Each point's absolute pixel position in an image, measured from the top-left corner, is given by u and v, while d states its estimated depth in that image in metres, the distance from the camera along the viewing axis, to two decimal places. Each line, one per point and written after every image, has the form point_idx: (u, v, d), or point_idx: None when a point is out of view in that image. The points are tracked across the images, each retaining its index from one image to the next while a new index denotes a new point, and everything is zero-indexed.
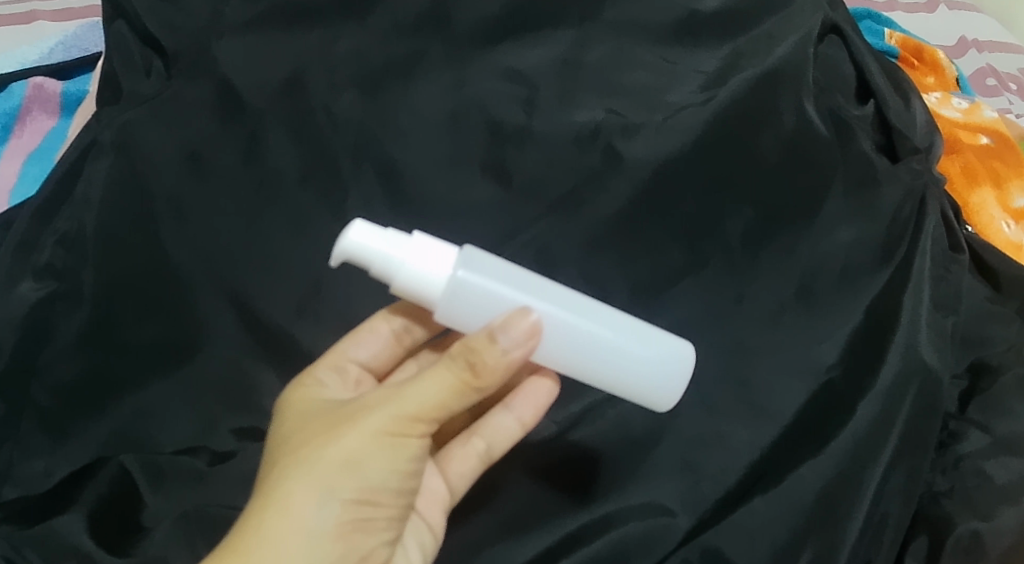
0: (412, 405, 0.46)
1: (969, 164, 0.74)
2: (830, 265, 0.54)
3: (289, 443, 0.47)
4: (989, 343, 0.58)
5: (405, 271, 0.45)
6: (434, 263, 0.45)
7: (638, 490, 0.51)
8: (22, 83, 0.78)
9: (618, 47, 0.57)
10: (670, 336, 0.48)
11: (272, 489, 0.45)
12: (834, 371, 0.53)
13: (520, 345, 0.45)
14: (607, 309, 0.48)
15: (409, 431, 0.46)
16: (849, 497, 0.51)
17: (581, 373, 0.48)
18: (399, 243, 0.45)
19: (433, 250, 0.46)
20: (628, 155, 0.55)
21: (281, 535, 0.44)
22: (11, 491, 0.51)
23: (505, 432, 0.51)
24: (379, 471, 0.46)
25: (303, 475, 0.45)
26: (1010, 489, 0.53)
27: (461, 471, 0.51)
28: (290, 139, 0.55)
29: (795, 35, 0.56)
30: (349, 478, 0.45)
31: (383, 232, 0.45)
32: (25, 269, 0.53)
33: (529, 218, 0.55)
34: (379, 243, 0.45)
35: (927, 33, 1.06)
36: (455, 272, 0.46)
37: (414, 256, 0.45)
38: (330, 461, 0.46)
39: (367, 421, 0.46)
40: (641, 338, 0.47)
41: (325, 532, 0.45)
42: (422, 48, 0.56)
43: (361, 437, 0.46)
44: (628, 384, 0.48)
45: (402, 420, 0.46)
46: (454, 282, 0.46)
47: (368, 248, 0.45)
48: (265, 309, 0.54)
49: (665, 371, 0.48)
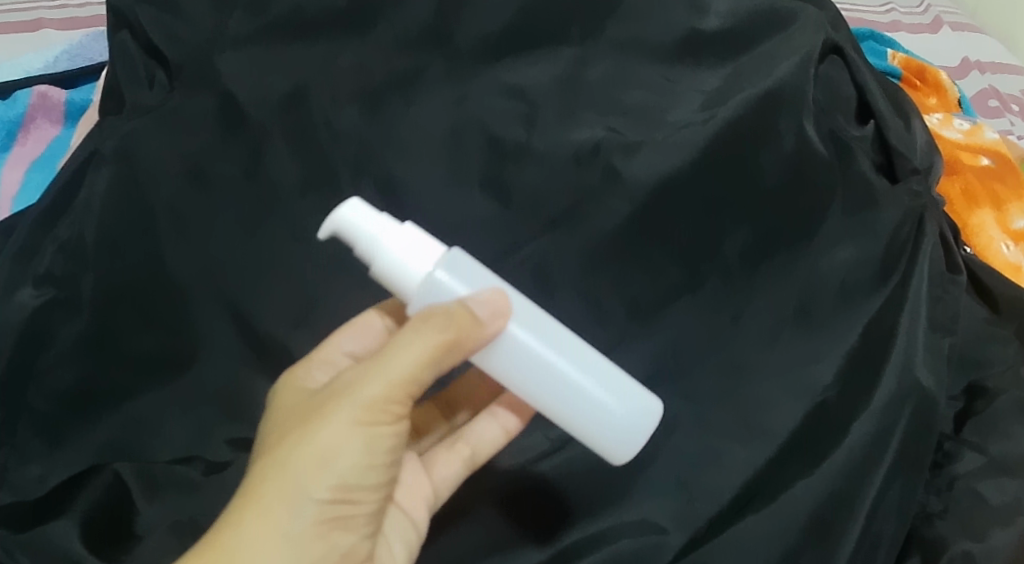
0: (382, 388, 0.45)
1: (968, 186, 0.75)
2: (827, 285, 0.54)
3: (266, 443, 0.47)
4: (986, 364, 0.58)
5: (387, 260, 0.46)
6: (417, 257, 0.47)
7: (630, 507, 0.52)
8: (26, 91, 0.78)
9: (620, 65, 0.58)
10: (639, 390, 0.48)
11: (248, 491, 0.45)
12: (830, 392, 0.53)
13: (492, 318, 0.46)
14: (570, 340, 0.49)
15: (380, 417, 0.46)
16: (843, 517, 0.50)
17: (541, 404, 0.48)
18: (387, 229, 0.46)
19: (418, 244, 0.47)
20: (628, 174, 0.55)
21: (258, 538, 0.44)
22: (6, 497, 0.50)
23: (490, 437, 0.53)
24: (354, 463, 0.46)
25: (278, 474, 0.45)
26: (1004, 511, 0.53)
27: (445, 475, 0.52)
28: (295, 158, 0.56)
29: (796, 55, 0.56)
30: (323, 474, 0.45)
31: (375, 215, 0.47)
32: (25, 276, 0.52)
33: (529, 234, 0.56)
34: (369, 224, 0.46)
35: (928, 54, 1.06)
36: (433, 272, 0.47)
37: (399, 245, 0.46)
38: (304, 458, 0.45)
39: (339, 414, 0.46)
40: (608, 382, 0.48)
41: (302, 530, 0.45)
42: (421, 66, 0.57)
43: (335, 431, 0.45)
44: (584, 424, 0.48)
45: (373, 404, 0.45)
46: (431, 280, 0.47)
47: (357, 227, 0.46)
48: (266, 320, 0.56)
49: (628, 423, 0.47)
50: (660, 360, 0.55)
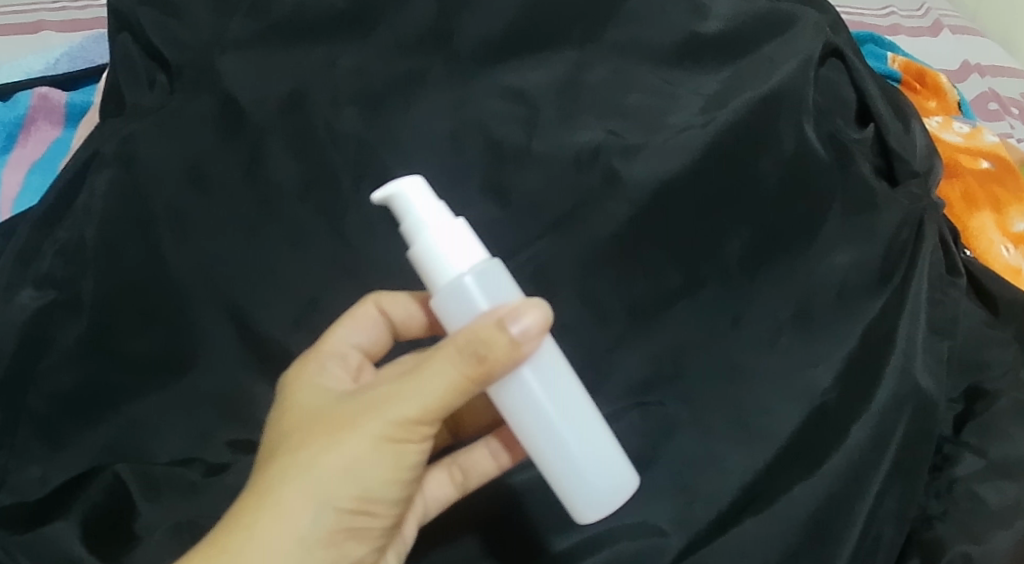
0: (415, 408, 0.45)
1: (968, 188, 0.75)
2: (827, 288, 0.54)
3: (292, 443, 0.47)
4: (986, 367, 0.58)
5: (424, 246, 0.45)
6: (456, 254, 0.45)
7: (631, 510, 0.52)
8: (28, 93, 0.79)
9: (619, 69, 0.58)
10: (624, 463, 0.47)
11: (270, 491, 0.45)
12: (828, 395, 0.53)
13: (529, 336, 0.43)
14: (581, 399, 0.46)
15: (409, 436, 0.46)
16: (841, 519, 0.50)
17: (525, 447, 0.47)
18: (438, 217, 0.45)
19: (463, 242, 0.45)
20: (627, 176, 0.55)
21: (275, 541, 0.44)
22: (6, 498, 0.51)
23: (484, 465, 0.52)
24: (378, 478, 0.46)
25: (303, 479, 0.45)
26: (1002, 513, 0.53)
27: (436, 494, 0.52)
28: (291, 155, 0.56)
29: (795, 59, 0.56)
30: (347, 487, 0.45)
31: (432, 200, 0.45)
32: (25, 277, 0.53)
33: (531, 235, 0.56)
34: (423, 206, 0.45)
35: (928, 57, 1.06)
36: (462, 277, 0.45)
37: (442, 238, 0.45)
38: (329, 467, 0.45)
39: (369, 428, 0.46)
40: (597, 449, 0.46)
41: (317, 538, 0.45)
42: (421, 68, 0.57)
43: (363, 445, 0.45)
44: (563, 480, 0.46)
45: (403, 423, 0.45)
46: (459, 282, 0.45)
47: (410, 205, 0.45)
48: (265, 322, 0.55)
49: (604, 492, 0.46)
50: (659, 363, 0.54)
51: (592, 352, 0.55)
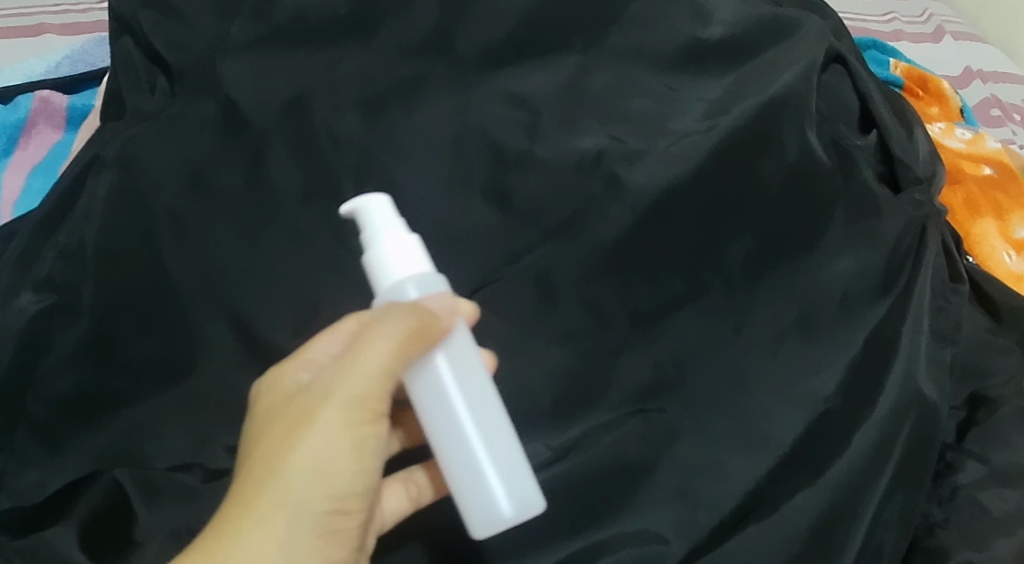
0: (367, 385, 0.44)
1: (970, 195, 0.75)
2: (829, 295, 0.54)
3: (257, 447, 0.46)
4: (988, 375, 0.57)
5: (377, 258, 0.47)
6: (402, 264, 0.47)
7: (633, 517, 0.52)
8: (28, 96, 0.78)
9: (621, 75, 0.58)
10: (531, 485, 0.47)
11: (244, 499, 0.44)
12: (832, 401, 0.52)
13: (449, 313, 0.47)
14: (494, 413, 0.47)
15: (364, 416, 0.45)
16: (843, 526, 0.50)
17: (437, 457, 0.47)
18: (394, 231, 0.47)
19: (412, 255, 0.47)
20: (629, 183, 0.55)
21: (255, 552, 0.43)
22: (4, 502, 0.50)
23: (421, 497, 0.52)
24: (351, 469, 0.45)
25: (277, 481, 0.44)
26: (1004, 521, 0.53)
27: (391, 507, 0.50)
28: (292, 161, 0.56)
29: (799, 64, 0.56)
30: (323, 481, 0.45)
31: (391, 215, 0.47)
32: (25, 281, 0.53)
33: (533, 241, 0.56)
34: (382, 218, 0.47)
35: (930, 63, 1.06)
36: (406, 285, 0.47)
37: (394, 249, 0.47)
38: (303, 465, 0.44)
39: (335, 419, 0.44)
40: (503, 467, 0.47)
41: (303, 539, 0.44)
42: (424, 72, 0.57)
43: (332, 437, 0.44)
44: (466, 489, 0.47)
45: (356, 403, 0.45)
46: (401, 291, 0.47)
47: (371, 217, 0.47)
48: (263, 326, 0.55)
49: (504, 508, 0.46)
50: (661, 370, 0.54)
51: (593, 356, 0.54)
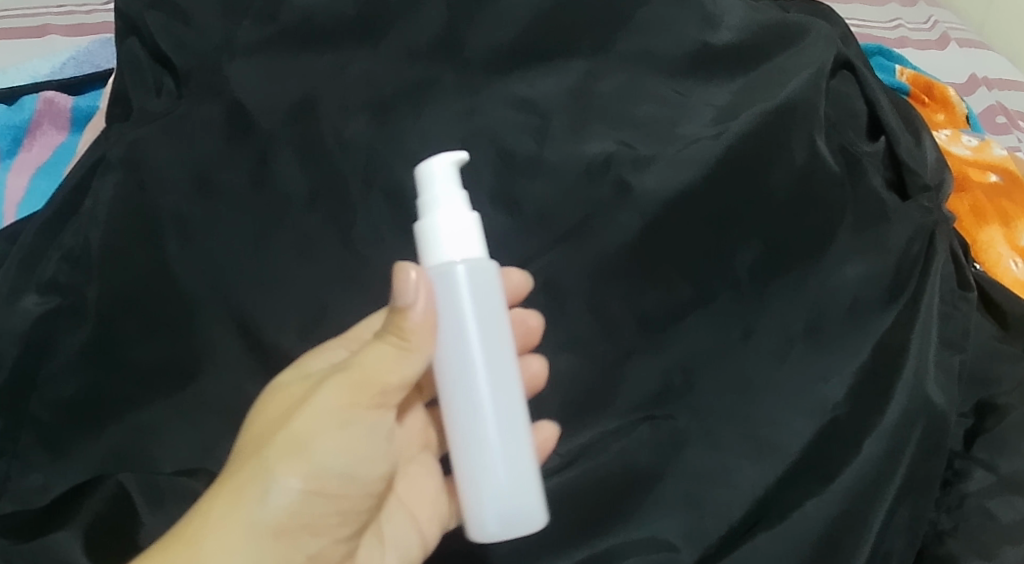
0: (363, 373, 0.46)
1: (977, 202, 0.75)
2: (838, 301, 0.54)
3: (250, 429, 0.46)
4: (995, 382, 0.57)
5: (432, 227, 0.46)
6: (454, 242, 0.46)
7: (640, 524, 0.51)
8: (33, 97, 0.78)
9: (630, 80, 0.58)
10: (531, 483, 0.47)
11: (225, 478, 0.45)
12: (840, 408, 0.52)
13: (422, 296, 0.45)
14: (516, 410, 0.47)
15: (358, 401, 0.46)
16: (851, 535, 0.50)
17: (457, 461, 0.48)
18: (454, 206, 0.45)
19: (466, 235, 0.46)
20: (639, 188, 0.55)
21: (227, 526, 0.43)
22: (7, 506, 0.50)
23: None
24: (332, 452, 0.45)
25: (252, 462, 0.44)
26: (1013, 529, 0.53)
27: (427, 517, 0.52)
28: (300, 163, 0.55)
29: (806, 71, 0.57)
30: (297, 462, 0.44)
31: (453, 184, 0.46)
32: (28, 283, 0.53)
33: (541, 245, 0.55)
34: (444, 190, 0.46)
35: (936, 69, 1.06)
36: (456, 263, 0.46)
37: (448, 222, 0.45)
38: (278, 444, 0.45)
39: (318, 400, 0.45)
40: (512, 431, 0.47)
41: (271, 522, 0.44)
42: (431, 75, 0.57)
43: (312, 417, 0.45)
44: (464, 457, 0.47)
45: (354, 389, 0.45)
46: (449, 270, 0.46)
47: (432, 186, 0.46)
48: (270, 332, 0.54)
49: (495, 508, 0.47)
50: (670, 376, 0.54)
51: (603, 361, 0.54)
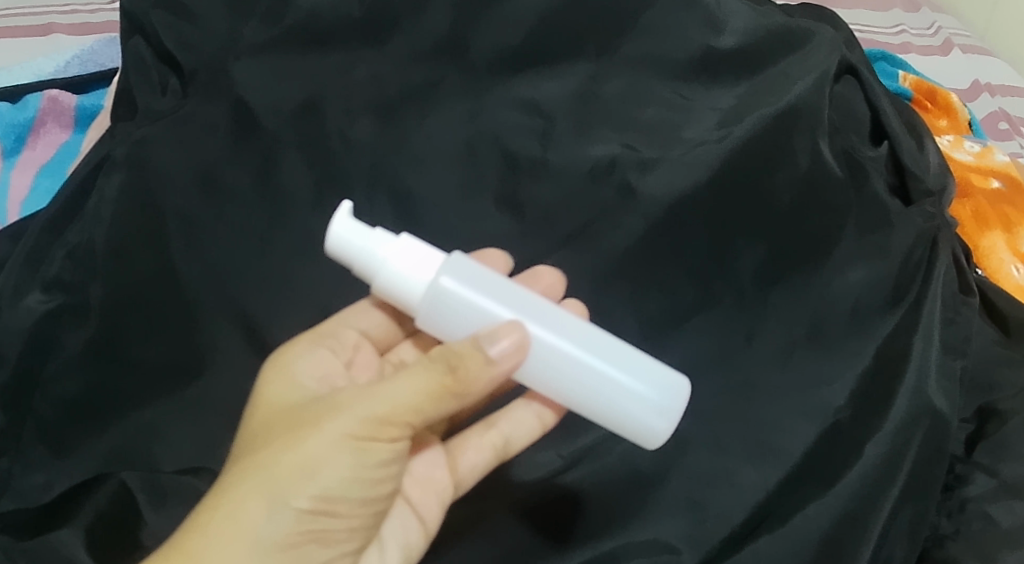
0: (382, 406, 0.45)
1: (979, 208, 0.75)
2: (841, 306, 0.54)
3: (255, 444, 0.46)
4: (996, 388, 0.57)
5: (392, 273, 0.47)
6: (418, 267, 0.47)
7: (642, 526, 0.51)
8: (36, 95, 0.78)
9: (633, 83, 0.58)
10: (661, 368, 0.49)
11: (223, 493, 0.44)
12: (843, 412, 0.52)
13: (507, 358, 0.46)
14: (597, 333, 0.49)
15: (377, 433, 0.45)
16: (855, 538, 0.50)
17: (580, 404, 0.49)
18: (384, 242, 0.47)
19: (420, 255, 0.48)
20: (641, 190, 0.55)
21: (225, 540, 0.43)
22: (8, 503, 0.50)
23: (525, 430, 0.52)
24: (342, 478, 0.45)
25: (254, 479, 0.44)
26: (1013, 534, 0.53)
27: (427, 503, 0.50)
28: (304, 163, 0.55)
29: (809, 76, 0.56)
30: (304, 484, 0.44)
31: (367, 231, 0.47)
32: (33, 282, 0.53)
33: (546, 249, 0.57)
34: (365, 239, 0.47)
35: (938, 75, 1.07)
36: (438, 279, 0.48)
37: (401, 259, 0.47)
38: (285, 465, 0.44)
39: (333, 425, 0.45)
40: (611, 348, 0.49)
41: (275, 541, 0.44)
42: (436, 78, 0.57)
43: (323, 443, 0.45)
44: (590, 402, 0.49)
45: (374, 420, 0.45)
46: (436, 288, 0.48)
47: (352, 244, 0.47)
48: (274, 332, 0.55)
49: (649, 407, 0.48)
50: None
51: None
